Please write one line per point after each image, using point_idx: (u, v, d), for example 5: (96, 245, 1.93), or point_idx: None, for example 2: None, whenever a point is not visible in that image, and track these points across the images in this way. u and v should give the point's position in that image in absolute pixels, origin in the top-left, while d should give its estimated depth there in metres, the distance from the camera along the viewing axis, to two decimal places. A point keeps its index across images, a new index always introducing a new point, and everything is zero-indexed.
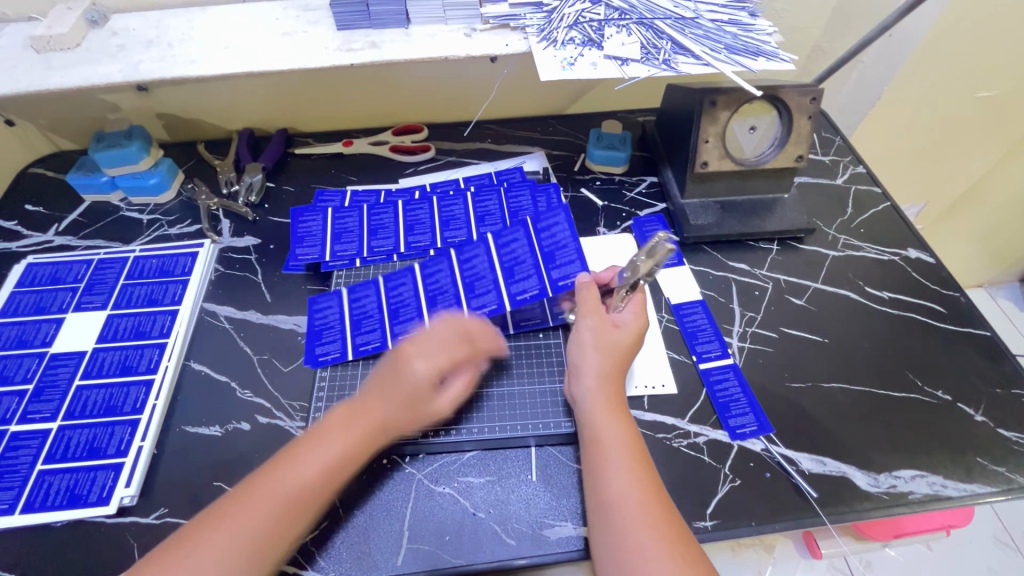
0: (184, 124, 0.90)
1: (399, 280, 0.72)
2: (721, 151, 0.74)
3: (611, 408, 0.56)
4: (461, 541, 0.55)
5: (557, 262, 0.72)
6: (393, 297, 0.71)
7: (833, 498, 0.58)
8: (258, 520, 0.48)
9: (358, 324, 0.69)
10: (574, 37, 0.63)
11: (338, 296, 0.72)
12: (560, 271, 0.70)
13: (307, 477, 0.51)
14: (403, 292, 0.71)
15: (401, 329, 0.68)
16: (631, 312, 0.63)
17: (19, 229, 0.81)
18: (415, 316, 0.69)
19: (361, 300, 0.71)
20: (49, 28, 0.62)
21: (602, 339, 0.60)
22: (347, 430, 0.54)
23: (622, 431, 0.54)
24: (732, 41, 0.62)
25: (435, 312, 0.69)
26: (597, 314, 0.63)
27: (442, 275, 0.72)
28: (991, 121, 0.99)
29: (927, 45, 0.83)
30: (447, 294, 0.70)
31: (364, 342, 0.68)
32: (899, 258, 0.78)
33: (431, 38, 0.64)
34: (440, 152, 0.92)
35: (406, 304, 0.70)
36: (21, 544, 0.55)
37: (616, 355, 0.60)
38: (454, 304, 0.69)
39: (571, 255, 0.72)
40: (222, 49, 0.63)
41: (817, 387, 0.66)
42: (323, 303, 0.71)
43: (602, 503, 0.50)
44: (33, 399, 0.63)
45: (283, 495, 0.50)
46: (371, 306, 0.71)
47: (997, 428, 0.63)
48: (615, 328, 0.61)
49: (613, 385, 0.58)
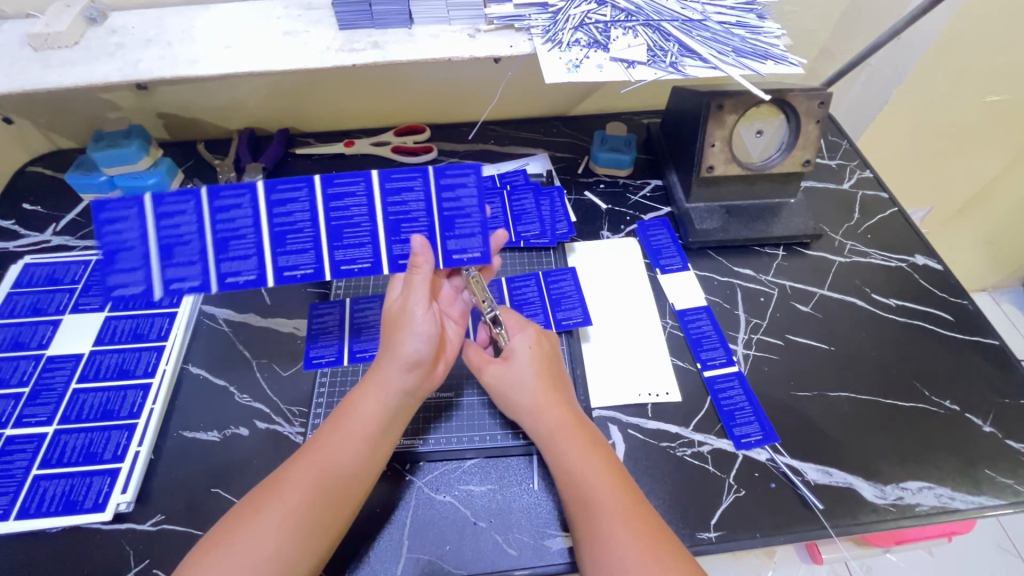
0: (185, 123, 0.89)
1: (232, 201, 0.55)
2: (727, 155, 0.73)
3: (568, 430, 0.54)
4: (461, 550, 0.54)
5: (456, 231, 0.58)
6: (221, 222, 0.55)
7: (840, 510, 0.58)
8: (260, 550, 0.44)
9: (169, 252, 0.55)
10: (579, 39, 0.62)
11: (138, 204, 0.54)
12: (458, 243, 0.59)
13: (300, 489, 0.48)
14: (237, 219, 0.55)
15: (231, 270, 0.56)
16: (524, 338, 0.60)
17: (16, 228, 0.80)
18: (249, 253, 0.56)
19: (172, 217, 0.54)
20: (47, 26, 0.61)
21: (514, 377, 0.58)
22: (338, 432, 0.52)
23: (582, 450, 0.53)
24: (740, 44, 0.61)
25: (283, 256, 0.57)
26: (495, 358, 0.60)
27: (298, 209, 0.56)
28: (1001, 125, 0.97)
29: (937, 50, 0.82)
30: (303, 234, 0.56)
31: (178, 277, 0.55)
32: (906, 265, 0.77)
33: (435, 38, 0.63)
34: (442, 153, 0.91)
35: (242, 236, 0.56)
36: (16, 549, 0.54)
37: (539, 379, 0.57)
38: (311, 250, 0.57)
39: (473, 227, 0.59)
40: (221, 49, 0.62)
41: (824, 396, 0.65)
42: (117, 214, 0.53)
43: (591, 532, 0.48)
44: (28, 402, 0.62)
45: (278, 512, 0.46)
46: (190, 229, 0.55)
47: (1005, 439, 0.62)
48: (511, 360, 0.59)
49: (558, 407, 0.56)
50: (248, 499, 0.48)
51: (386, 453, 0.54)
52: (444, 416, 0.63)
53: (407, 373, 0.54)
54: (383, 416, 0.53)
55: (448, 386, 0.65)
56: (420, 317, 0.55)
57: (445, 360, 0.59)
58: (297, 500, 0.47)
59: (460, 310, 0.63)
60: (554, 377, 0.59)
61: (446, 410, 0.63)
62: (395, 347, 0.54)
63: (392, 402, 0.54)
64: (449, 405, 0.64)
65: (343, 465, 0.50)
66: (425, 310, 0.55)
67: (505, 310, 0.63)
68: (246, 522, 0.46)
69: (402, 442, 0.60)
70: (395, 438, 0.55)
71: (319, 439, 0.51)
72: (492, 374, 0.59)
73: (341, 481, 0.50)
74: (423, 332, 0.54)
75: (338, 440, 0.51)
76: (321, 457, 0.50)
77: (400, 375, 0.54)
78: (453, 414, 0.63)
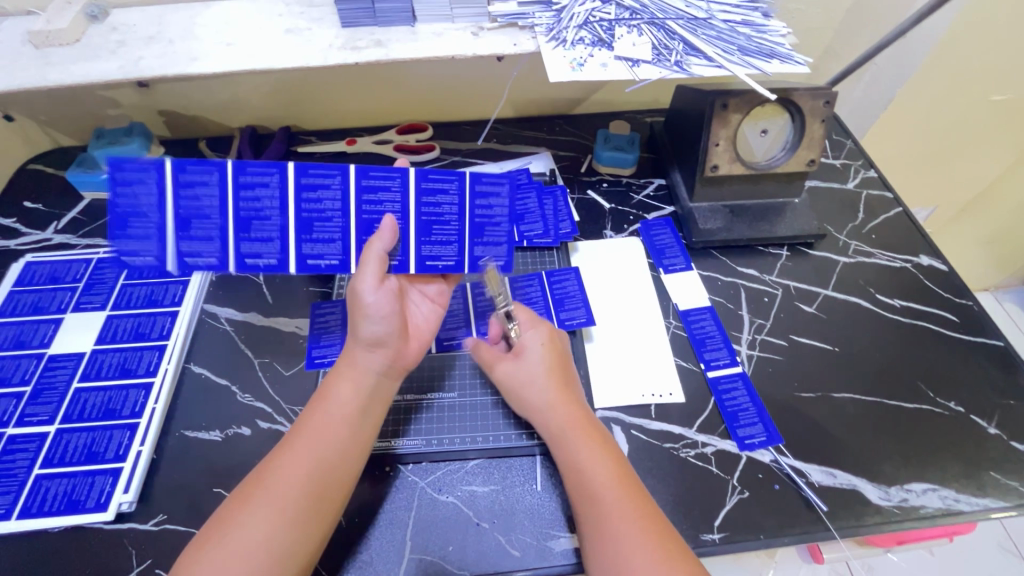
0: (186, 121, 0.88)
1: (261, 178, 0.52)
2: (732, 154, 0.73)
3: (577, 428, 0.54)
4: (464, 551, 0.54)
5: (485, 238, 0.60)
6: (246, 199, 0.52)
7: (844, 512, 0.57)
8: (250, 541, 0.45)
9: (186, 224, 0.52)
10: (584, 37, 0.61)
11: (156, 168, 0.50)
12: (485, 250, 0.60)
13: (290, 473, 0.48)
14: (264, 199, 0.53)
15: (255, 251, 0.54)
16: (537, 336, 0.60)
17: (17, 227, 0.80)
18: (274, 236, 0.54)
19: (193, 187, 0.51)
20: (48, 23, 0.61)
21: (525, 375, 0.58)
22: (318, 417, 0.52)
23: (591, 449, 0.53)
24: (746, 42, 0.61)
25: (309, 243, 0.55)
26: (505, 355, 0.61)
27: (328, 196, 0.54)
28: (1008, 124, 0.96)
29: (943, 48, 0.82)
30: (332, 223, 0.55)
31: (194, 252, 0.53)
32: (911, 265, 0.77)
33: (438, 36, 0.63)
34: (445, 152, 0.91)
35: (266, 216, 0.53)
36: (18, 549, 0.54)
37: (549, 377, 0.57)
38: (338, 241, 0.56)
39: (501, 235, 0.60)
40: (224, 47, 0.62)
41: (828, 397, 0.65)
42: (131, 177, 0.50)
43: (597, 529, 0.48)
44: (31, 401, 0.62)
45: (273, 499, 0.47)
46: (211, 204, 0.52)
47: (1011, 441, 0.62)
48: (522, 359, 0.59)
49: (567, 404, 0.56)
50: (240, 491, 0.48)
51: (368, 434, 0.54)
52: (446, 417, 0.63)
53: (373, 352, 0.55)
54: (360, 398, 0.54)
55: (451, 386, 0.65)
56: (373, 300, 0.54)
57: (416, 338, 0.60)
58: (282, 490, 0.47)
59: (439, 290, 0.64)
60: (565, 374, 0.59)
61: (450, 410, 0.63)
62: (357, 328, 0.55)
63: (367, 384, 0.54)
64: (455, 405, 0.63)
65: (329, 448, 0.51)
66: (376, 291, 0.54)
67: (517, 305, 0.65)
68: (236, 516, 0.46)
69: (407, 443, 0.60)
70: (378, 419, 0.56)
71: (302, 425, 0.52)
72: (506, 371, 0.59)
73: (328, 463, 0.50)
74: (380, 314, 0.54)
75: (320, 426, 0.52)
76: (304, 440, 0.50)
77: (366, 356, 0.55)
78: (455, 414, 0.63)
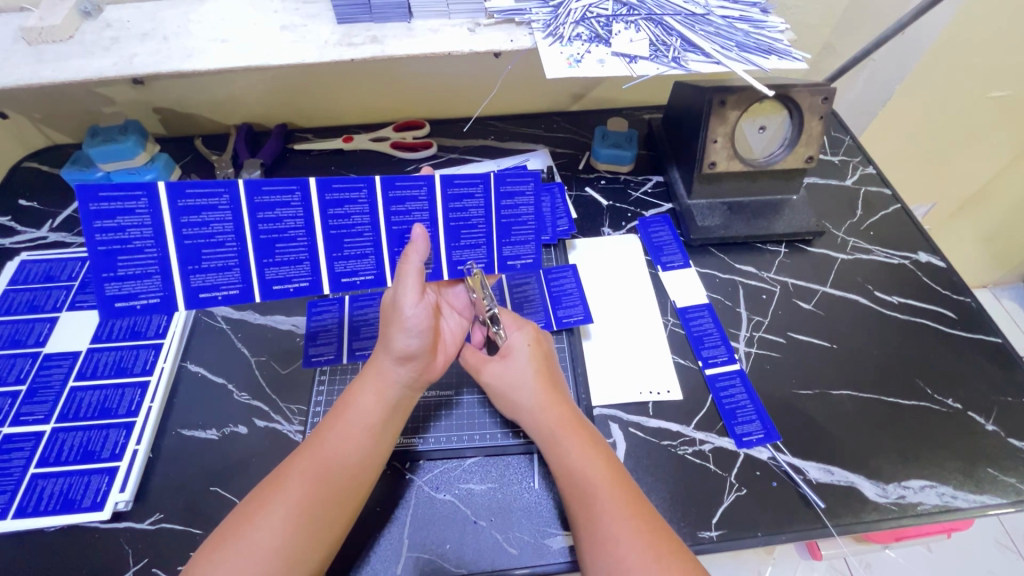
0: (181, 118, 0.88)
1: (281, 200, 0.52)
2: (730, 151, 0.73)
3: (569, 430, 0.54)
4: (461, 548, 0.54)
5: (512, 238, 0.61)
6: (266, 222, 0.52)
7: (841, 509, 0.57)
8: (267, 549, 0.44)
9: (197, 254, 0.52)
10: (580, 33, 0.61)
11: (147, 192, 0.49)
12: (513, 249, 0.61)
13: (304, 480, 0.48)
14: (287, 221, 0.53)
15: (286, 274, 0.55)
16: (524, 339, 0.60)
17: (12, 225, 0.79)
18: (303, 259, 0.55)
19: (200, 213, 0.51)
20: (40, 20, 0.60)
21: (516, 376, 0.58)
22: (337, 427, 0.52)
23: (581, 451, 0.53)
24: (744, 39, 0.60)
25: (341, 261, 0.56)
26: (492, 358, 0.60)
27: (356, 212, 0.55)
28: (1006, 120, 0.96)
29: (941, 45, 0.81)
30: (363, 238, 0.56)
31: (216, 284, 0.54)
32: (909, 262, 0.77)
33: (434, 32, 0.62)
34: (442, 149, 0.90)
35: (294, 238, 0.54)
36: (13, 549, 0.54)
37: (538, 378, 0.57)
38: (370, 255, 0.57)
39: (528, 234, 0.61)
40: (218, 43, 0.62)
41: (826, 394, 0.65)
42: (125, 203, 0.49)
43: (592, 529, 0.48)
44: (26, 400, 0.62)
45: (287, 504, 0.46)
46: (223, 230, 0.52)
47: (1008, 438, 0.62)
48: (513, 361, 0.58)
49: (558, 406, 0.56)
50: (253, 495, 0.48)
51: (388, 445, 0.54)
52: (443, 414, 0.63)
53: (402, 365, 0.55)
54: (384, 408, 0.54)
55: (448, 385, 0.65)
56: (410, 313, 0.54)
57: (443, 352, 0.60)
58: (300, 498, 0.47)
59: (465, 302, 0.64)
60: (553, 376, 0.59)
61: (447, 408, 0.63)
62: (390, 340, 0.54)
63: (391, 394, 0.54)
64: (450, 403, 0.64)
65: (347, 457, 0.51)
66: (415, 304, 0.53)
67: (503, 310, 0.63)
68: (249, 521, 0.45)
69: (405, 442, 0.60)
70: (398, 430, 0.56)
71: (321, 433, 0.52)
72: (495, 374, 0.59)
73: (344, 473, 0.50)
74: (415, 327, 0.54)
75: (342, 433, 0.52)
76: (322, 448, 0.50)
77: (394, 367, 0.54)
78: (452, 412, 0.63)
